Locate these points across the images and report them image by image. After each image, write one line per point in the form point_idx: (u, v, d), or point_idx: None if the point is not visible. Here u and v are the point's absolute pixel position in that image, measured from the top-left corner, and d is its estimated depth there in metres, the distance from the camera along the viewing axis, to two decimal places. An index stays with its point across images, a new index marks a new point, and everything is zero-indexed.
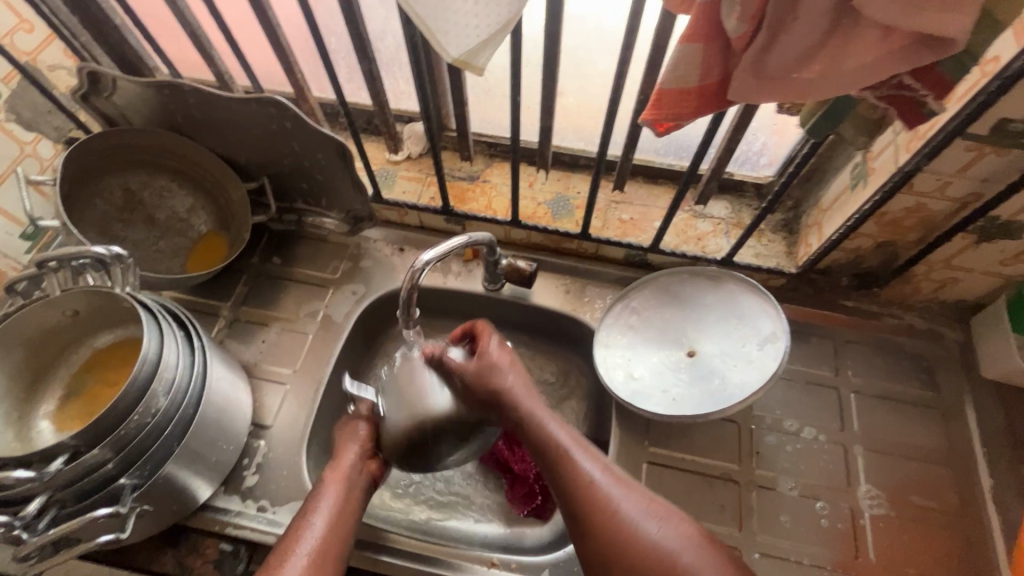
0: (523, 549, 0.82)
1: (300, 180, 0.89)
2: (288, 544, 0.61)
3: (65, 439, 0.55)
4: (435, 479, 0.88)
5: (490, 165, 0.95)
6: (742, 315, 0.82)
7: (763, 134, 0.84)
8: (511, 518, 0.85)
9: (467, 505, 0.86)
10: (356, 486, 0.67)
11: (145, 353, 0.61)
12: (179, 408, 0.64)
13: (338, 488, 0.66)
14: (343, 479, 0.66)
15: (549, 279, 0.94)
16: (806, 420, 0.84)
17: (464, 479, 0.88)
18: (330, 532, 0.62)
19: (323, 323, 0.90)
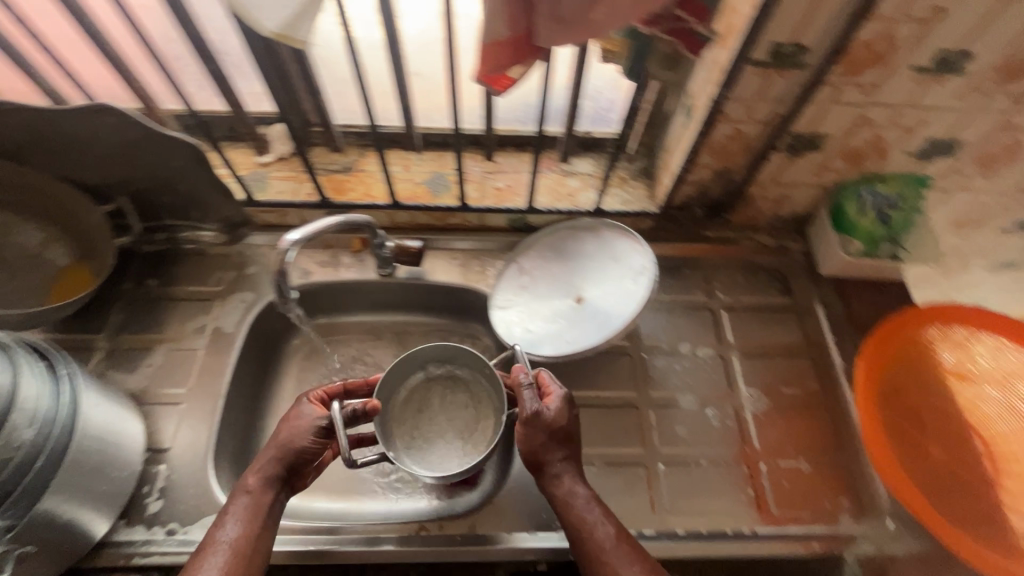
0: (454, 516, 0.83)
1: (162, 193, 0.86)
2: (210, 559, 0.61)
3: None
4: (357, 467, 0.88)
5: (363, 154, 0.97)
6: (617, 256, 0.90)
7: (607, 90, 0.93)
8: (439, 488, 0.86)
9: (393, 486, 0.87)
10: (272, 492, 0.67)
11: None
12: (48, 440, 0.61)
13: (251, 495, 0.66)
14: (262, 489, 0.67)
15: (440, 256, 0.97)
16: (687, 340, 0.93)
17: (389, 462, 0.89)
18: (246, 537, 0.63)
19: (214, 336, 0.87)
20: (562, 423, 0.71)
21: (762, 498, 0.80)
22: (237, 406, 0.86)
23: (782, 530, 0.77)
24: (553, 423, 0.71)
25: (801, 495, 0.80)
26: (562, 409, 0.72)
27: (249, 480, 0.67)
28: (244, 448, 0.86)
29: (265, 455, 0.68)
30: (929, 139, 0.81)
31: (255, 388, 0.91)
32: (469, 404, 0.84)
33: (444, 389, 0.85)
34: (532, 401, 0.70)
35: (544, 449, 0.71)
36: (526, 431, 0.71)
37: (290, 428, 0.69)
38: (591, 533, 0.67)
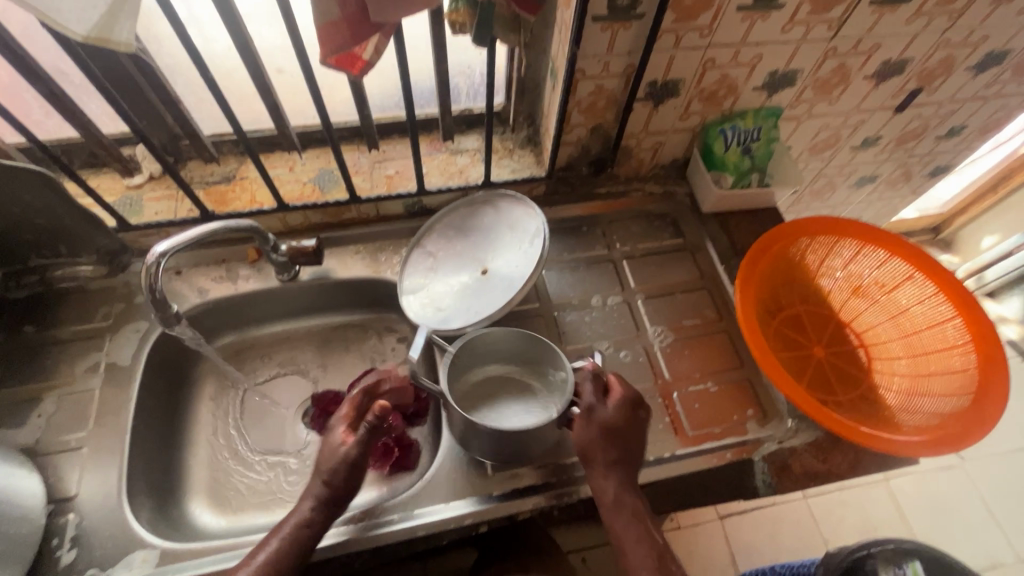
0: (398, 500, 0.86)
1: (21, 231, 0.80)
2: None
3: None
4: (290, 477, 0.87)
5: (242, 162, 0.94)
6: (513, 222, 0.92)
7: (473, 64, 0.93)
8: (374, 480, 0.88)
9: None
10: (322, 527, 0.66)
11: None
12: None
13: (300, 526, 0.66)
14: (309, 526, 0.66)
15: (342, 252, 0.96)
16: (594, 292, 0.97)
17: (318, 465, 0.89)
18: (298, 530, 0.65)
19: (109, 372, 0.83)
20: (617, 424, 0.71)
21: (678, 423, 0.86)
22: (147, 439, 0.82)
23: (699, 448, 0.84)
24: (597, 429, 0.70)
25: (711, 414, 0.87)
26: (620, 409, 0.72)
27: (302, 506, 0.67)
28: (164, 481, 0.83)
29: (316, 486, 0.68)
30: (770, 72, 0.89)
31: (167, 418, 0.87)
32: (521, 388, 0.88)
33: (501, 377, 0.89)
34: (592, 399, 0.72)
35: (605, 456, 0.70)
36: (585, 434, 0.71)
37: (328, 455, 0.68)
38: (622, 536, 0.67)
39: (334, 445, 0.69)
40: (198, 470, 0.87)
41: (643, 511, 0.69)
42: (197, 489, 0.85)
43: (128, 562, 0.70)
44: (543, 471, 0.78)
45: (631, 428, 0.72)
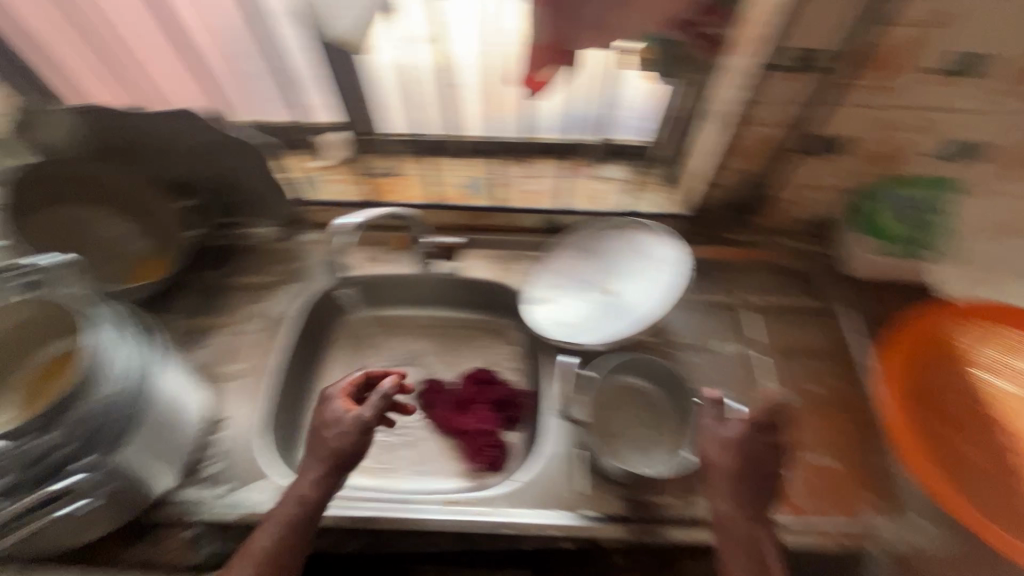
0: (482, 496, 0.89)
1: (231, 191, 0.97)
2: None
3: (16, 428, 0.59)
4: (390, 449, 0.95)
5: (407, 160, 1.06)
6: (643, 251, 0.96)
7: (636, 102, 0.94)
8: (467, 471, 0.93)
9: (424, 467, 0.93)
10: (318, 504, 0.66)
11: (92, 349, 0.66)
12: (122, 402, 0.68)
13: (297, 505, 0.65)
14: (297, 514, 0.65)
15: (475, 254, 1.04)
16: (711, 335, 0.95)
17: (417, 445, 0.95)
18: (292, 510, 0.65)
19: (269, 320, 0.96)
20: (747, 451, 0.69)
21: (785, 490, 0.80)
22: (285, 384, 0.93)
23: (805, 521, 0.78)
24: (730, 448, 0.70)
25: (825, 490, 0.81)
26: (748, 432, 0.70)
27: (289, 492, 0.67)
28: (290, 424, 0.93)
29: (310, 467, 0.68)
30: None
31: (302, 370, 0.99)
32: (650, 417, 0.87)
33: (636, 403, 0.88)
34: (714, 423, 0.72)
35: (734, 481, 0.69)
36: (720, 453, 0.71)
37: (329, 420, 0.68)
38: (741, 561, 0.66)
39: (336, 414, 0.69)
40: (316, 424, 0.97)
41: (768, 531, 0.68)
42: (313, 440, 0.95)
43: (257, 486, 0.80)
44: (631, 502, 0.78)
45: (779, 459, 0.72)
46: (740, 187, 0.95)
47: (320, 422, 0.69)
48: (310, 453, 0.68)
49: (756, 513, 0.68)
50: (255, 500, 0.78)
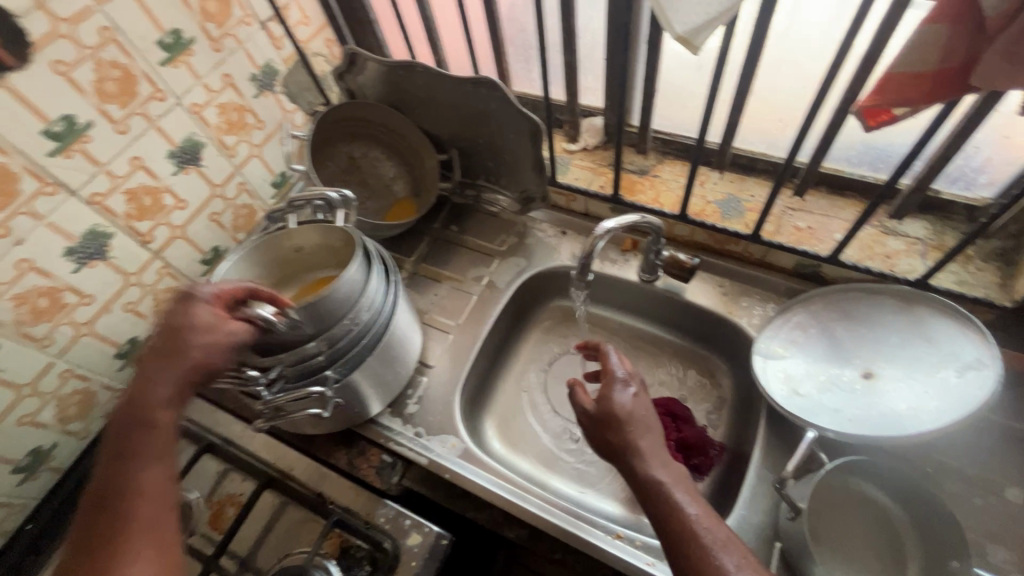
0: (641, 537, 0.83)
1: (487, 157, 1.00)
2: (119, 462, 0.56)
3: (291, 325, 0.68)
4: (561, 448, 0.93)
5: (661, 161, 0.99)
6: (931, 338, 0.75)
7: (987, 147, 0.75)
8: (629, 502, 0.87)
9: (589, 479, 0.90)
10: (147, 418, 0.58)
11: (339, 288, 0.70)
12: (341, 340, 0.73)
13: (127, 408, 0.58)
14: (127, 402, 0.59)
15: (706, 279, 0.93)
16: (1004, 476, 0.72)
17: (588, 455, 0.92)
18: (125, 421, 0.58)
19: (487, 288, 1.00)
20: (604, 415, 0.66)
21: None
22: (485, 352, 0.97)
23: None
24: (589, 405, 0.68)
25: None
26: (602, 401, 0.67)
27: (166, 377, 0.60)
28: (479, 390, 0.97)
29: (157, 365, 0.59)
30: None
31: (501, 342, 1.02)
32: (880, 543, 0.69)
33: (868, 520, 0.71)
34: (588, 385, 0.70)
35: (616, 439, 0.65)
36: (618, 399, 0.66)
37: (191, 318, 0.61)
38: (674, 515, 0.57)
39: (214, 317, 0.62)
40: (501, 397, 1.00)
41: (659, 489, 0.59)
42: (494, 411, 0.98)
43: (443, 440, 0.85)
44: None
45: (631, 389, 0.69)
46: None
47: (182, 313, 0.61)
48: (161, 351, 0.60)
49: (667, 473, 0.61)
50: (439, 453, 0.83)
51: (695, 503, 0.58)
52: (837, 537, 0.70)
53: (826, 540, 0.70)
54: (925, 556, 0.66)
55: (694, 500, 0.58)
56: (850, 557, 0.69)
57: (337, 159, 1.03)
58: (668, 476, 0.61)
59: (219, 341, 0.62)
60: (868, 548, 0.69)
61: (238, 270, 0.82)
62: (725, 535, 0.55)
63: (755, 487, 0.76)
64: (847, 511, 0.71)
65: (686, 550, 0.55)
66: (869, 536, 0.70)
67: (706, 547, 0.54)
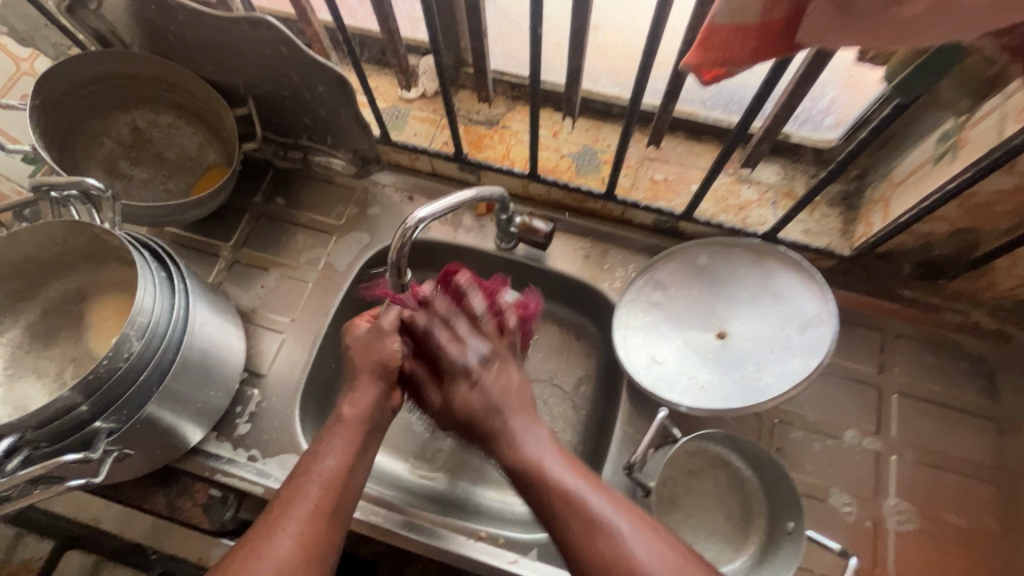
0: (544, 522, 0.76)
1: (301, 115, 0.81)
2: (302, 469, 0.55)
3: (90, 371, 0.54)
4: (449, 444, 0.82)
5: (511, 109, 0.86)
6: (781, 294, 0.74)
7: (833, 87, 0.73)
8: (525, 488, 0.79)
9: (483, 473, 0.80)
10: (352, 445, 0.57)
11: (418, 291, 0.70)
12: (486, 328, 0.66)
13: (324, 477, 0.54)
14: (359, 421, 0.58)
15: (567, 241, 0.84)
16: (839, 417, 0.75)
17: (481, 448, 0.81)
18: (343, 470, 0.55)
19: (325, 272, 0.85)
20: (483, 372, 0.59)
21: None
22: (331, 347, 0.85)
23: None
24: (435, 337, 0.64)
25: None
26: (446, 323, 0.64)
27: (364, 376, 0.61)
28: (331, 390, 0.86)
29: (359, 372, 0.61)
30: None
31: None
32: (732, 503, 0.71)
33: (723, 482, 0.72)
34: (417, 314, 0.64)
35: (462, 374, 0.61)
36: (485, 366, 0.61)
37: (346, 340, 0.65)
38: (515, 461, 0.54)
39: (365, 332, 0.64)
40: None
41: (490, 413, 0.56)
42: None
43: (283, 461, 0.73)
44: None
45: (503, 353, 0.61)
46: (942, 237, 0.69)
47: (348, 391, 0.61)
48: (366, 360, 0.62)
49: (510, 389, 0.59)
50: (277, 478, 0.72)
51: (538, 439, 0.55)
52: (692, 504, 0.71)
53: (684, 508, 0.71)
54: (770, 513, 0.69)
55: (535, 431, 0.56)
56: (705, 521, 0.70)
57: (116, 133, 0.84)
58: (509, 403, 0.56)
59: (373, 344, 0.62)
60: (720, 508, 0.71)
61: None
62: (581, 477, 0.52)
63: (617, 460, 0.74)
64: (703, 475, 0.72)
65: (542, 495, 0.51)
66: (720, 498, 0.71)
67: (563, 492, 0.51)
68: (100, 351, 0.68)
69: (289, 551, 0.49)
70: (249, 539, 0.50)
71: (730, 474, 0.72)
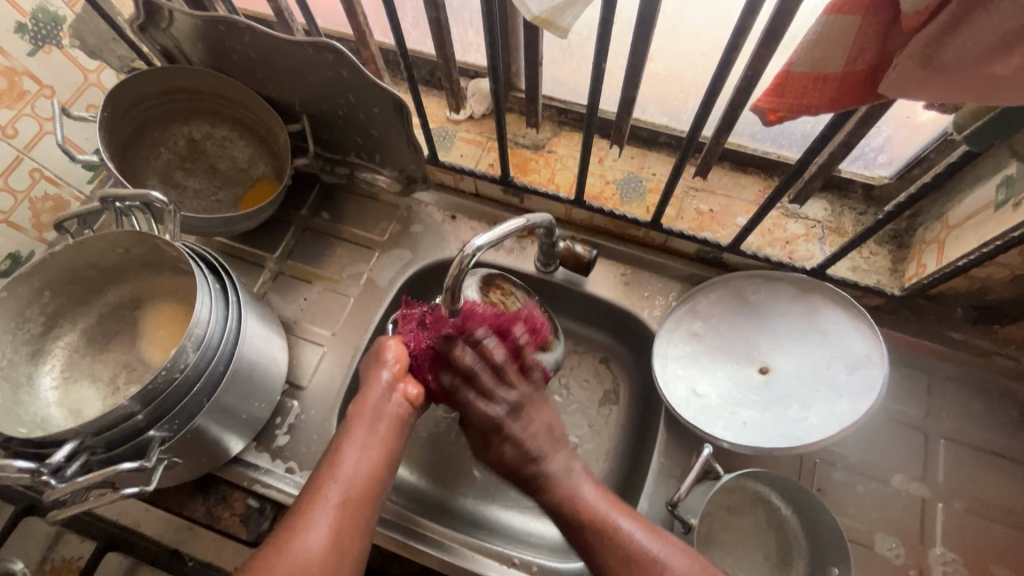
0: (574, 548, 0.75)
1: (353, 133, 0.83)
2: (327, 468, 0.56)
3: (147, 382, 0.56)
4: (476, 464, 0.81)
5: (557, 134, 0.88)
6: (827, 331, 0.73)
7: (889, 127, 0.71)
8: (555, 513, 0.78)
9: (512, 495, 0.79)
10: (371, 444, 0.58)
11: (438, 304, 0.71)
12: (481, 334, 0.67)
13: (344, 478, 0.55)
14: (373, 419, 0.60)
15: (608, 267, 0.84)
16: (883, 460, 0.73)
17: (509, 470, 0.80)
18: (361, 472, 0.56)
19: (366, 288, 0.86)
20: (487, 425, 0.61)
21: None
22: None
23: None
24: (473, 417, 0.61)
25: None
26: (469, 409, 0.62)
27: (371, 381, 0.63)
28: None
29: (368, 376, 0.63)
30: None
31: None
32: (772, 544, 0.69)
33: (761, 520, 0.70)
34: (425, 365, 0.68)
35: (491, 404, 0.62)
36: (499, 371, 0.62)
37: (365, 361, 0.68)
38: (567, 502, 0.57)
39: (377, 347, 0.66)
40: None
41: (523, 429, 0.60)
42: None
43: None
44: None
45: (533, 398, 0.63)
46: (997, 279, 0.68)
47: (357, 394, 0.62)
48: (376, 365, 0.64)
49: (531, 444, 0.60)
50: None
51: (564, 457, 0.60)
52: (730, 542, 0.70)
53: (722, 546, 0.69)
54: (812, 556, 0.67)
55: (558, 445, 0.61)
56: (745, 561, 0.69)
57: (173, 143, 0.87)
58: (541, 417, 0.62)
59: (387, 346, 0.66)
60: (759, 549, 0.69)
61: (23, 293, 0.63)
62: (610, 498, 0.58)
63: (654, 492, 0.73)
64: (739, 512, 0.71)
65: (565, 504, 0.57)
66: (760, 538, 0.70)
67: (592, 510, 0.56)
68: (154, 358, 0.70)
69: (318, 550, 0.50)
70: (274, 543, 0.51)
71: (770, 513, 0.70)
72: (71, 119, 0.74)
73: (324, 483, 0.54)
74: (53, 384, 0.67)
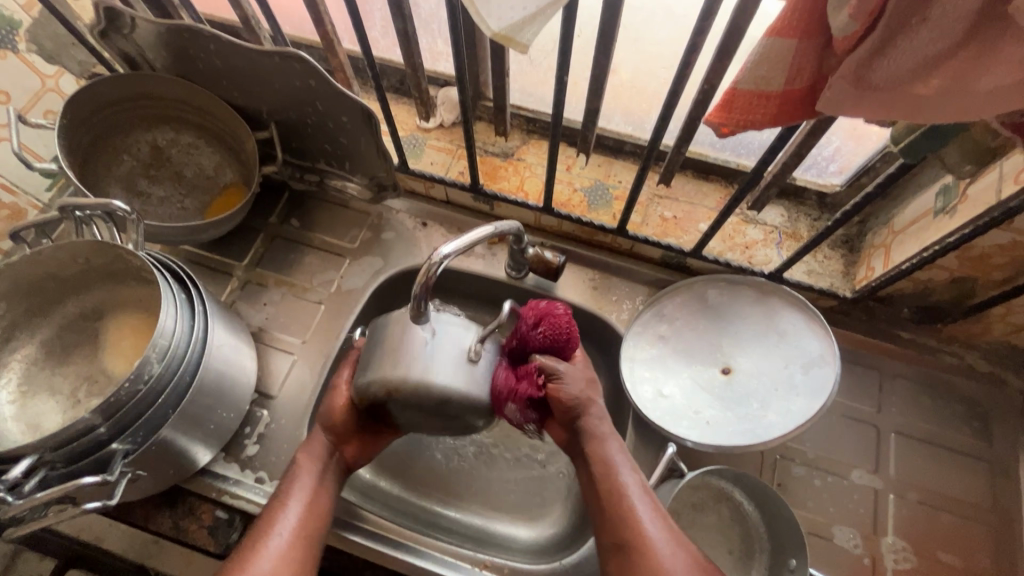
0: (547, 549, 0.76)
1: (323, 140, 0.83)
2: (262, 529, 0.59)
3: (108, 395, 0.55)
4: (452, 469, 0.82)
5: (526, 142, 0.90)
6: (784, 332, 0.76)
7: (838, 136, 0.77)
8: (529, 515, 0.79)
9: (487, 499, 0.80)
10: (316, 493, 0.62)
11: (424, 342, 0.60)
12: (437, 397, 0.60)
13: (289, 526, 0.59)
14: (316, 465, 0.64)
15: (577, 272, 0.86)
16: (838, 454, 0.77)
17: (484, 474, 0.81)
18: (305, 519, 0.60)
19: (337, 295, 0.86)
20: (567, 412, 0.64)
21: None
22: None
23: None
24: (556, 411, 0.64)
25: None
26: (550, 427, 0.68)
27: (315, 431, 0.66)
28: None
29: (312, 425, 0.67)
30: None
31: None
32: (735, 538, 0.72)
33: (726, 515, 0.73)
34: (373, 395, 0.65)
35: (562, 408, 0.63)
36: (567, 395, 0.62)
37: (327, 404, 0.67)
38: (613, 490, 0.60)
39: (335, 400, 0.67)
40: None
41: (598, 436, 0.63)
42: None
43: None
44: None
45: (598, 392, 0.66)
46: (937, 281, 0.72)
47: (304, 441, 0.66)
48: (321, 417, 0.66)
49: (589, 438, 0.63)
50: None
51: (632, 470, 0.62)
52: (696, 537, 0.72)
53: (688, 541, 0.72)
54: (772, 548, 0.70)
55: (630, 467, 0.62)
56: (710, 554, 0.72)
57: (135, 151, 0.85)
58: (613, 441, 0.63)
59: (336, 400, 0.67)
60: (722, 543, 0.72)
61: None
62: (667, 530, 0.58)
63: None
64: (704, 509, 0.73)
65: (620, 522, 0.58)
66: (725, 533, 0.72)
67: (645, 538, 0.57)
68: (117, 369, 0.69)
69: None
70: None
71: (733, 509, 0.73)
72: (28, 126, 0.72)
73: (267, 530, 0.59)
74: (9, 399, 0.66)
